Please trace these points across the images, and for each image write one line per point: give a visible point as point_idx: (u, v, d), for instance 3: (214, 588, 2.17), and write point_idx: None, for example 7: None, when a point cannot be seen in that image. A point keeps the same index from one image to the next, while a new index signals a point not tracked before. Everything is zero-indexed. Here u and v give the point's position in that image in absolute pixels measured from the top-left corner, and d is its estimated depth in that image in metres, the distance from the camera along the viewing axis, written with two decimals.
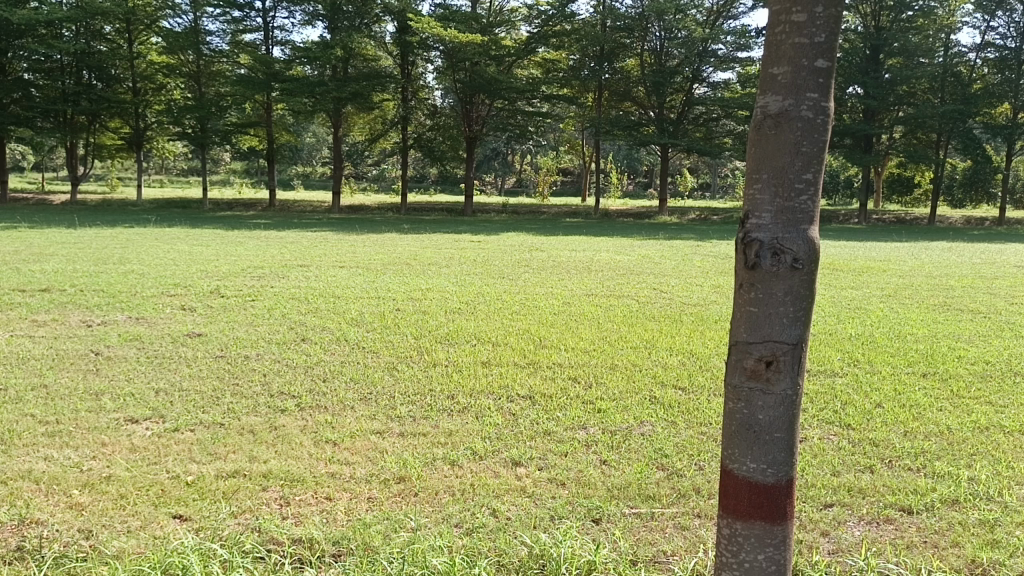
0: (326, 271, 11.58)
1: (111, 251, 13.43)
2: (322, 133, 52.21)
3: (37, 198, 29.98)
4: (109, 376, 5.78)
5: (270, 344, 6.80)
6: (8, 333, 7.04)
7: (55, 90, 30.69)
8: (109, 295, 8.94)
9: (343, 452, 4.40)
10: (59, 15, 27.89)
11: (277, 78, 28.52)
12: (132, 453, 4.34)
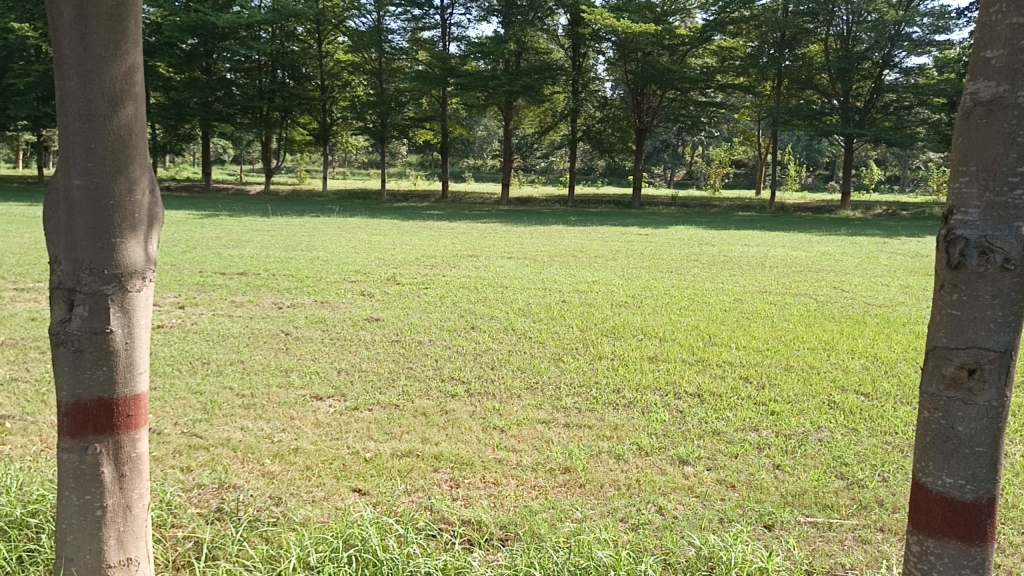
0: (495, 261, 11.84)
1: (299, 238, 14.39)
2: (493, 126, 53.42)
3: (236, 188, 32.61)
4: (297, 355, 6.20)
5: (441, 331, 7.04)
6: (210, 312, 7.71)
7: (254, 90, 32.97)
8: (297, 279, 9.58)
9: (511, 440, 4.48)
10: (258, 19, 30.14)
11: (453, 74, 29.41)
12: (316, 428, 4.63)
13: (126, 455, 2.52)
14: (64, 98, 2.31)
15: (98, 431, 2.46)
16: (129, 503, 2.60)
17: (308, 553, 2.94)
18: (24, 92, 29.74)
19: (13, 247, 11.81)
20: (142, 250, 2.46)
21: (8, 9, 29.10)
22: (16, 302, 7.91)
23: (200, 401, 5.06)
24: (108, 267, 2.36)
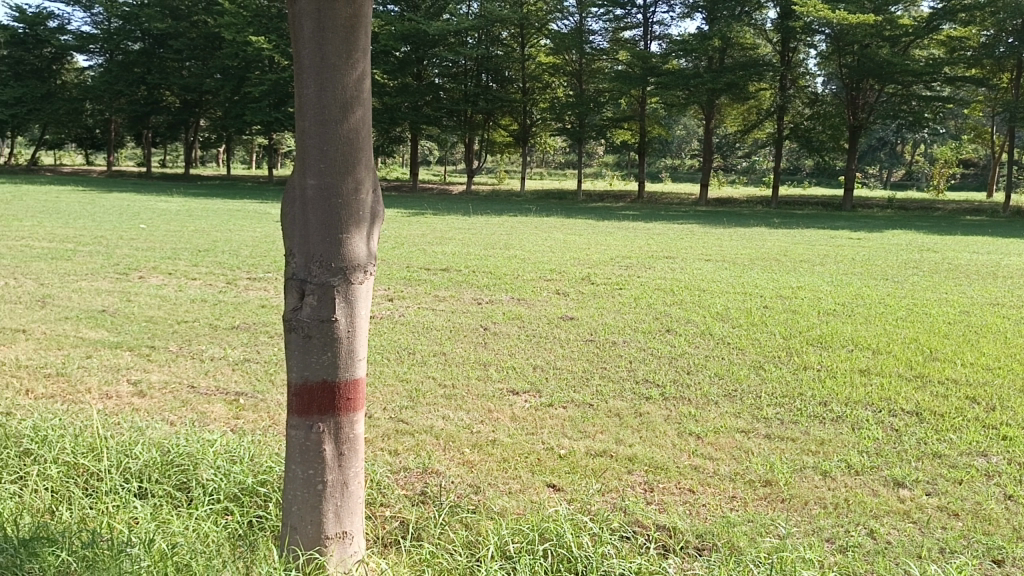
0: (691, 263, 11.60)
1: (499, 236, 14.84)
2: (693, 125, 52.29)
3: (439, 188, 34.10)
4: (495, 349, 6.40)
5: (636, 332, 7.00)
6: (416, 305, 8.12)
7: (460, 93, 34.13)
8: (496, 276, 9.88)
9: (707, 447, 4.37)
10: (466, 25, 31.37)
11: (653, 72, 29.15)
12: (513, 422, 4.75)
13: (345, 436, 2.71)
14: (302, 105, 2.53)
15: (321, 411, 2.66)
16: (346, 480, 2.78)
17: (504, 543, 3.02)
18: (258, 99, 32.79)
19: (247, 240, 13.06)
20: (364, 245, 2.64)
21: (248, 24, 32.20)
22: (248, 290, 8.75)
23: (405, 389, 5.35)
24: (336, 260, 2.55)
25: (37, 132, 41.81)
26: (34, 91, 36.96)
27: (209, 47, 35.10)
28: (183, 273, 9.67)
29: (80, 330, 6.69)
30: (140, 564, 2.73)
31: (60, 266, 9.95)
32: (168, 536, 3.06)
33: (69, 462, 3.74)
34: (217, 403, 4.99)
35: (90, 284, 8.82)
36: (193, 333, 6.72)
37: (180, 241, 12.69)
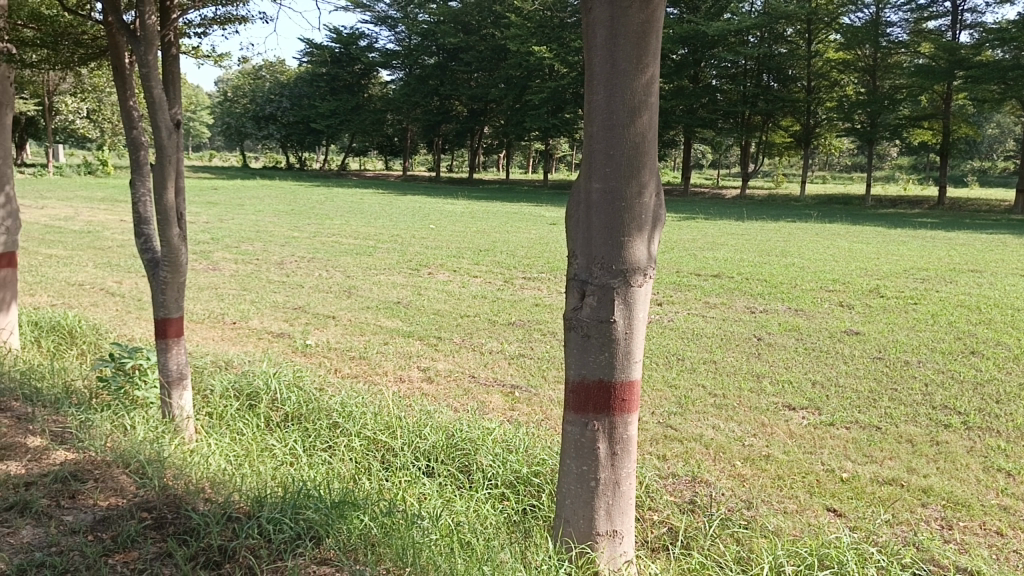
0: (1001, 278, 10.29)
1: (775, 243, 14.21)
2: (1008, 122, 46.37)
3: (712, 192, 33.38)
4: (769, 361, 6.14)
5: (932, 352, 6.34)
6: (686, 311, 8.02)
7: (739, 95, 33.12)
8: (772, 285, 9.48)
9: (1020, 487, 3.85)
10: (748, 24, 30.35)
11: (962, 65, 26.30)
12: (789, 438, 4.53)
13: (619, 436, 2.73)
14: (592, 111, 2.60)
15: (597, 410, 2.71)
16: (619, 479, 2.79)
17: (780, 564, 2.87)
18: (537, 106, 34.19)
19: (523, 242, 13.68)
20: (646, 248, 2.65)
21: (532, 35, 33.64)
22: (524, 289, 9.16)
23: (675, 395, 5.31)
24: (617, 262, 2.60)
25: (347, 141, 46.98)
26: (346, 104, 41.63)
27: (495, 58, 37.17)
28: (467, 270, 10.35)
29: (379, 319, 7.41)
30: (428, 536, 2.96)
31: (363, 261, 11.09)
32: (452, 514, 3.29)
33: (369, 437, 4.16)
34: (494, 394, 5.28)
35: (388, 278, 9.74)
36: (474, 327, 7.17)
37: (464, 241, 13.58)
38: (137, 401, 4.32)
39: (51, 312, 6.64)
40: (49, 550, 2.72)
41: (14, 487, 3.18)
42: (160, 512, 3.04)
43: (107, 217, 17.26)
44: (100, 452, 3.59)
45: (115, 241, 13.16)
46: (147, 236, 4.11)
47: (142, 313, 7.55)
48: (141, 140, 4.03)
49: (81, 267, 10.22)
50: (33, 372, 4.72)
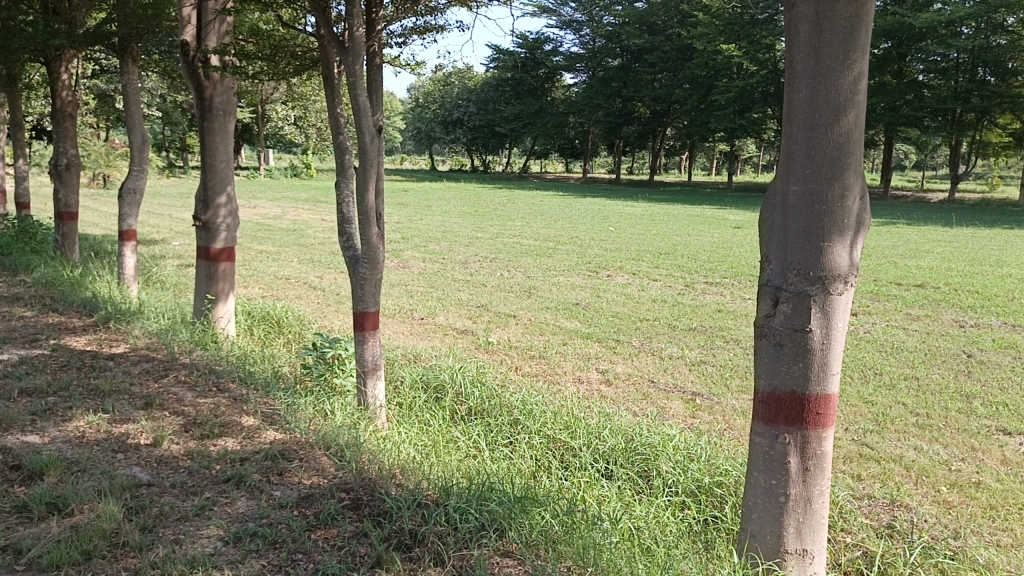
0: None
1: (988, 251, 13.02)
2: None
3: (913, 195, 31.09)
4: (980, 380, 5.63)
5: None
6: (884, 322, 7.52)
7: (949, 90, 30.60)
8: (984, 297, 8.69)
9: None
10: (961, 14, 27.88)
11: None
12: (1003, 466, 4.13)
13: (813, 451, 2.58)
14: (793, 110, 2.50)
15: (789, 422, 2.59)
16: (811, 497, 2.64)
17: None
18: (723, 106, 33.20)
19: (706, 245, 13.38)
20: (848, 254, 2.50)
21: (720, 33, 32.53)
22: (706, 294, 8.96)
23: (871, 411, 4.99)
24: (815, 269, 2.48)
25: (529, 144, 47.91)
26: (530, 108, 42.59)
27: (681, 58, 36.34)
28: (646, 274, 10.24)
29: (559, 319, 7.50)
30: (609, 538, 2.95)
31: (544, 262, 11.26)
32: (632, 518, 3.27)
33: (549, 435, 4.22)
34: (675, 400, 5.20)
35: (567, 279, 9.82)
36: (654, 331, 7.09)
37: (645, 244, 13.44)
38: (335, 389, 4.60)
39: (262, 303, 7.25)
40: (261, 521, 2.96)
41: (232, 462, 3.50)
42: (356, 493, 3.22)
43: (310, 217, 18.60)
44: (305, 433, 3.87)
45: (317, 239, 14.16)
46: (349, 234, 4.37)
47: (341, 306, 8.08)
48: (346, 145, 4.29)
49: (287, 262, 11.08)
50: (247, 357, 5.16)
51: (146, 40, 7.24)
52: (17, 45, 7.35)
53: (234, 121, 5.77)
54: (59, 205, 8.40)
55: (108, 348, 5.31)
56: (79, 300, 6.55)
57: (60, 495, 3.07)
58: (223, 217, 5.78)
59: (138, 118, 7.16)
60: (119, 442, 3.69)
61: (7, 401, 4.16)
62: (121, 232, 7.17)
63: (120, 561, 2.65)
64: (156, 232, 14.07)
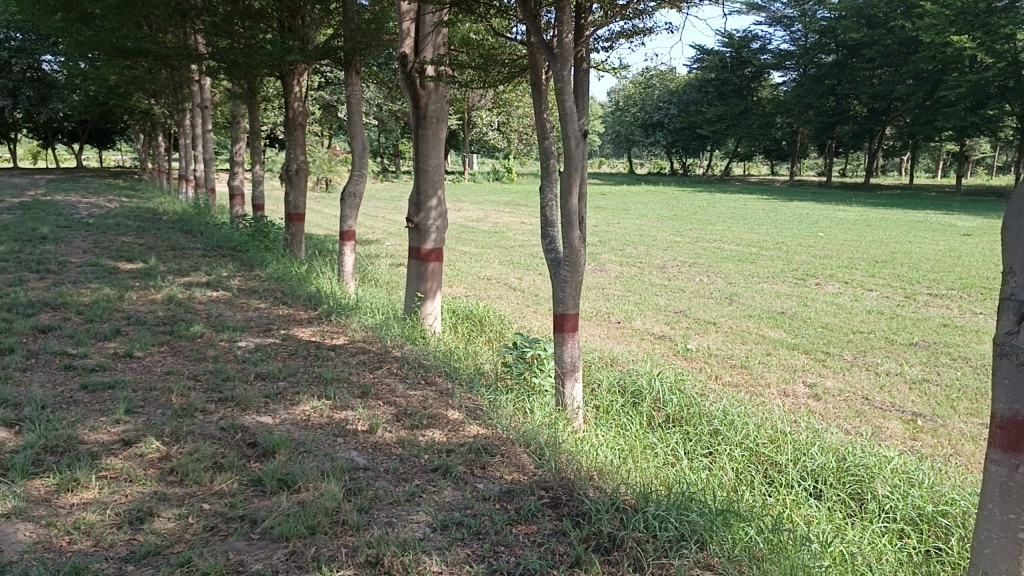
0: None
1: None
2: None
3: None
4: None
5: None
6: None
7: None
8: None
9: None
10: None
11: None
12: None
13: None
14: None
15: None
16: None
17: None
18: (952, 103, 30.40)
19: (929, 254, 12.35)
20: None
21: (951, 24, 29.62)
22: (928, 306, 8.27)
23: None
24: None
25: (732, 146, 46.49)
26: (735, 109, 41.42)
27: (904, 52, 33.31)
28: (860, 283, 9.60)
29: (763, 328, 7.22)
30: (819, 562, 2.81)
31: (747, 268, 10.89)
32: (843, 542, 3.08)
33: (751, 448, 4.09)
34: (893, 420, 4.84)
35: (773, 286, 9.44)
36: (869, 345, 6.64)
37: (859, 252, 12.60)
38: (534, 388, 4.68)
39: (466, 302, 7.56)
40: (466, 512, 3.09)
41: (439, 453, 3.68)
42: (556, 492, 3.28)
43: (511, 219, 19.15)
44: (506, 430, 3.98)
45: (518, 241, 14.56)
46: (552, 237, 4.42)
47: (540, 307, 8.25)
48: (551, 150, 4.35)
49: (489, 263, 11.48)
50: (452, 353, 5.39)
51: (368, 54, 7.74)
52: (258, 62, 8.12)
53: (445, 128, 6.03)
54: (290, 207, 9.21)
55: (329, 340, 5.76)
56: (304, 295, 7.15)
57: (288, 472, 3.37)
58: (433, 219, 6.04)
59: (359, 126, 7.68)
60: (340, 427, 3.99)
61: (246, 383, 4.63)
62: (342, 232, 7.73)
63: (340, 537, 2.86)
64: (373, 233, 15.07)
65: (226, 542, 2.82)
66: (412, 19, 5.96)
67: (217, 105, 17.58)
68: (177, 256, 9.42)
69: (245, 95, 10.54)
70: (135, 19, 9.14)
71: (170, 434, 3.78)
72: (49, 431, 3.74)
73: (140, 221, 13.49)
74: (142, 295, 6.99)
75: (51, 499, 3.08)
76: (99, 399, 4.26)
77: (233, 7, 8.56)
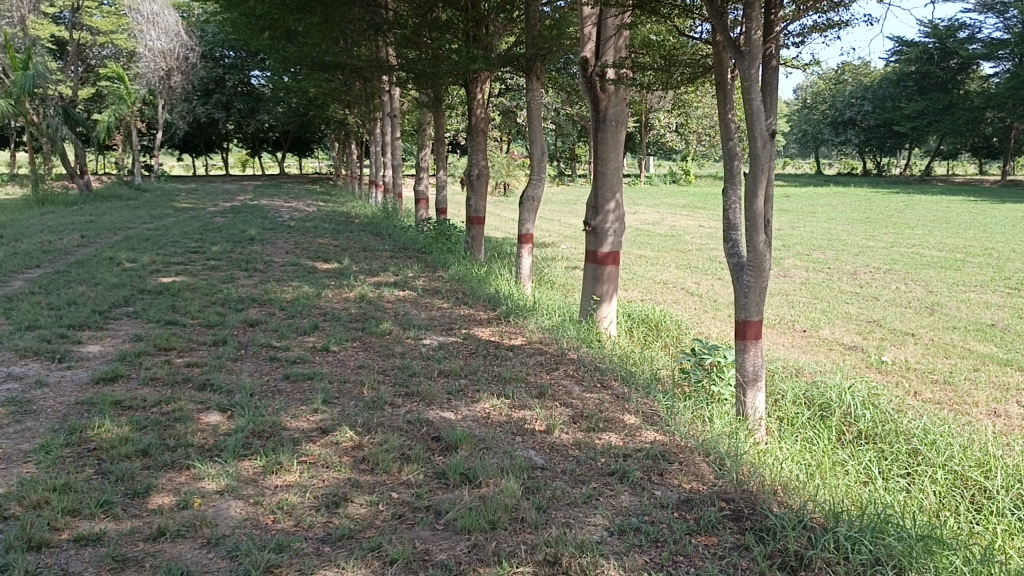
0: None
1: None
2: None
3: None
4: None
5: None
6: None
7: None
8: None
9: None
10: None
11: None
12: None
13: None
14: None
15: None
16: None
17: None
18: None
19: None
20: None
21: None
22: None
23: None
24: None
25: (933, 144, 43.02)
26: (937, 104, 38.30)
27: None
28: None
29: (968, 342, 6.64)
30: None
31: (950, 276, 10.05)
32: None
33: (956, 471, 3.76)
34: None
35: (980, 296, 8.65)
36: None
37: None
38: (713, 396, 4.55)
39: (642, 306, 7.49)
40: (644, 518, 3.06)
41: (616, 457, 3.67)
42: (738, 505, 3.17)
43: (689, 222, 18.76)
44: (685, 438, 3.90)
45: (696, 244, 14.24)
46: (735, 241, 4.27)
47: (719, 313, 8.02)
48: (735, 151, 4.21)
49: (665, 268, 11.31)
50: (629, 357, 5.35)
51: (549, 59, 7.84)
52: (444, 71, 8.44)
53: (625, 130, 5.97)
54: (471, 211, 9.50)
55: (508, 341, 5.89)
56: (484, 296, 7.36)
57: (470, 467, 3.48)
58: (611, 222, 6.02)
59: (539, 132, 7.78)
60: (518, 426, 4.08)
61: (430, 379, 4.83)
62: (520, 235, 7.87)
63: (519, 534, 2.92)
64: (549, 236, 15.27)
65: (413, 530, 2.95)
66: (594, 23, 5.97)
67: (405, 113, 18.46)
68: (368, 258, 9.99)
69: (431, 103, 10.99)
70: (334, 35, 9.77)
71: (362, 425, 4.01)
72: (257, 416, 4.08)
73: (334, 224, 14.42)
74: (336, 293, 7.47)
75: (260, 479, 3.37)
76: (299, 389, 4.60)
77: (422, 20, 8.95)
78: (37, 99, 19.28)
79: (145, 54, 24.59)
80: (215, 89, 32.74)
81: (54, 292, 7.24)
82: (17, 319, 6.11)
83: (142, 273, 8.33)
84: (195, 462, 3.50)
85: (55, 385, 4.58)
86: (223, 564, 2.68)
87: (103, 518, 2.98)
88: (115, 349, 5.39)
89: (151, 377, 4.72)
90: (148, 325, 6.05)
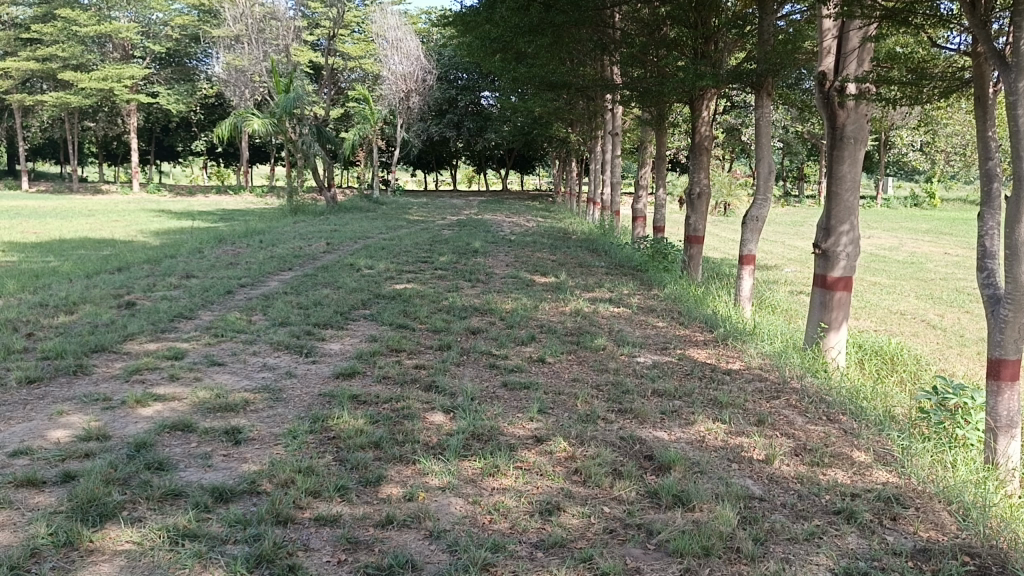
0: None
1: None
2: None
3: None
4: None
5: None
6: None
7: None
8: None
9: None
10: None
11: None
12: None
13: None
14: None
15: None
16: None
17: None
18: None
19: None
20: None
21: None
22: None
23: None
24: None
25: None
26: None
27: None
28: None
29: None
30: None
31: None
32: None
33: None
34: None
35: None
36: None
37: None
38: (956, 440, 4.12)
39: (877, 337, 7.00)
40: (872, 563, 2.85)
41: (843, 495, 3.44)
42: (984, 561, 2.88)
43: (933, 249, 17.25)
44: (922, 481, 3.59)
45: (941, 273, 13.06)
46: (990, 271, 3.86)
47: (966, 351, 7.30)
48: (995, 171, 3.84)
49: (903, 297, 10.50)
50: (860, 390, 4.97)
51: (781, 74, 7.56)
52: (671, 88, 8.39)
53: (865, 148, 5.59)
54: (689, 231, 9.29)
55: (725, 364, 5.76)
56: (701, 317, 7.22)
57: (684, 489, 3.41)
58: (844, 245, 5.59)
59: (766, 150, 7.48)
60: (735, 452, 3.95)
61: (644, 398, 4.80)
62: (741, 256, 7.63)
63: (735, 565, 2.83)
64: (772, 258, 14.68)
65: (624, 547, 2.95)
66: (835, 36, 5.67)
67: (627, 130, 18.49)
68: (584, 273, 10.16)
69: (655, 121, 10.96)
70: (562, 56, 10.10)
71: (575, 437, 4.07)
72: (478, 419, 4.27)
73: (554, 239, 14.77)
74: (552, 306, 7.65)
75: (478, 480, 3.51)
76: (517, 397, 4.75)
77: (649, 38, 9.06)
78: (295, 119, 21.45)
79: (388, 78, 26.54)
80: (447, 109, 34.83)
81: (304, 292, 8.00)
82: (272, 316, 6.83)
83: (378, 279, 9.00)
84: (420, 457, 3.72)
85: (302, 376, 5.07)
86: (443, 557, 2.83)
87: (340, 501, 3.25)
88: (353, 347, 5.87)
89: (384, 374, 5.09)
90: (382, 328, 6.53)
